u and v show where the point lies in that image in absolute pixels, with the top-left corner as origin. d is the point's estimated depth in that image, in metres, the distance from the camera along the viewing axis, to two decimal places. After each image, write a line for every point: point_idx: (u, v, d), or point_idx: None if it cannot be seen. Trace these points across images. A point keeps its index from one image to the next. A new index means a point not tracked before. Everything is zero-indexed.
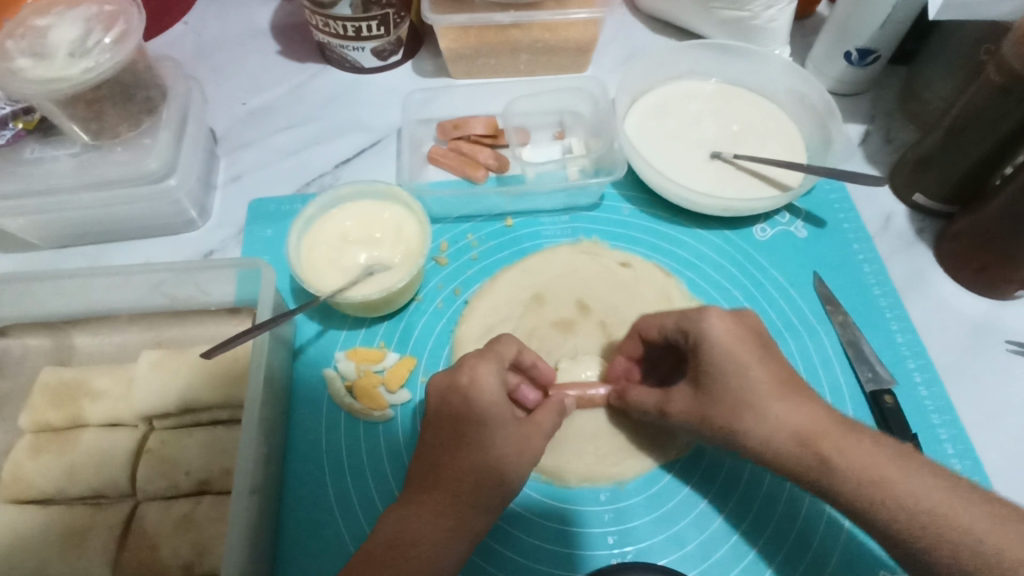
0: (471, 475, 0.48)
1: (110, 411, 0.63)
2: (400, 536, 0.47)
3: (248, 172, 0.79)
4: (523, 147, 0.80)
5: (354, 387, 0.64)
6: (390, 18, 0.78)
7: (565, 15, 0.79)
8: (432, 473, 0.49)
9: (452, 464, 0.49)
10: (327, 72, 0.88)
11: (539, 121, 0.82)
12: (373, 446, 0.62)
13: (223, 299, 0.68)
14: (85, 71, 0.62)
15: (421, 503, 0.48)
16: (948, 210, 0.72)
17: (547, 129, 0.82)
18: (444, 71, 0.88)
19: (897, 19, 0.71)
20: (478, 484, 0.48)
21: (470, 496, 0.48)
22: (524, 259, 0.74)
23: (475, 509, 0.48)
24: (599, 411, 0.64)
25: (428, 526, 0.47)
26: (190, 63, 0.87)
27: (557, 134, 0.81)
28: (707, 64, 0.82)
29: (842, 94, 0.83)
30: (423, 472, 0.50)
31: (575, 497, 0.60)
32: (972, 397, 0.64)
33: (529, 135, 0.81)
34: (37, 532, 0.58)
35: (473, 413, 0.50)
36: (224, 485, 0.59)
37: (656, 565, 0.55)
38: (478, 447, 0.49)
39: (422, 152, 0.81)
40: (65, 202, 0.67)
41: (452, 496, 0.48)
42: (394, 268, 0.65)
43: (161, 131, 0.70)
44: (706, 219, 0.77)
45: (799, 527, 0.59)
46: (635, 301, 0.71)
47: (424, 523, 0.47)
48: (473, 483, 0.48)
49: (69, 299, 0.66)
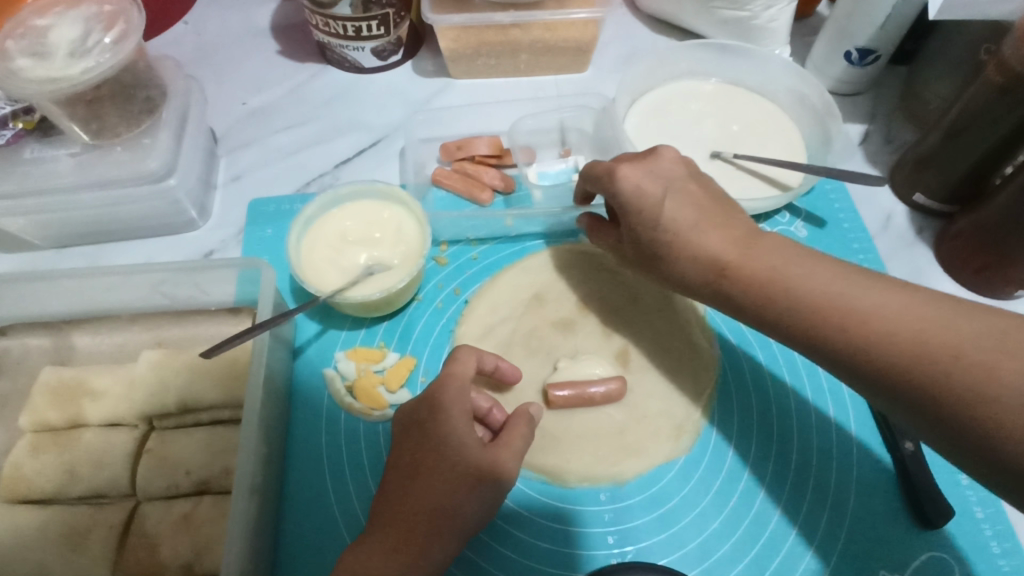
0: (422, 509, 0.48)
1: (110, 411, 0.63)
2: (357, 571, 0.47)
3: (248, 172, 0.79)
4: (529, 167, 0.79)
5: (354, 387, 0.64)
6: (390, 18, 0.78)
7: (565, 15, 0.78)
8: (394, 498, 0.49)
9: (406, 497, 0.49)
10: (327, 71, 0.88)
11: (543, 138, 0.82)
12: (373, 445, 0.62)
13: (223, 299, 0.68)
14: (85, 71, 0.61)
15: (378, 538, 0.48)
16: (948, 210, 0.72)
17: (552, 147, 0.81)
18: (444, 71, 0.88)
19: (897, 20, 0.71)
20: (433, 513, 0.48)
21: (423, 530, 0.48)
22: (524, 259, 0.74)
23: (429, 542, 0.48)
24: (599, 410, 0.64)
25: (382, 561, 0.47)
26: (190, 63, 0.87)
27: (562, 152, 0.81)
28: (707, 64, 0.82)
29: (842, 95, 0.83)
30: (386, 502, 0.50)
31: (575, 497, 0.60)
32: None
33: (536, 152, 0.80)
34: (38, 532, 0.58)
35: (426, 444, 0.50)
36: (224, 485, 0.59)
37: (656, 566, 0.55)
38: (431, 479, 0.49)
39: (426, 173, 0.80)
40: (65, 202, 0.67)
41: (403, 530, 0.48)
42: (394, 268, 0.65)
43: (161, 130, 0.70)
44: None
45: (799, 527, 0.59)
46: (634, 300, 0.71)
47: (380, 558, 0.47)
48: (428, 515, 0.48)
49: (68, 299, 0.66)
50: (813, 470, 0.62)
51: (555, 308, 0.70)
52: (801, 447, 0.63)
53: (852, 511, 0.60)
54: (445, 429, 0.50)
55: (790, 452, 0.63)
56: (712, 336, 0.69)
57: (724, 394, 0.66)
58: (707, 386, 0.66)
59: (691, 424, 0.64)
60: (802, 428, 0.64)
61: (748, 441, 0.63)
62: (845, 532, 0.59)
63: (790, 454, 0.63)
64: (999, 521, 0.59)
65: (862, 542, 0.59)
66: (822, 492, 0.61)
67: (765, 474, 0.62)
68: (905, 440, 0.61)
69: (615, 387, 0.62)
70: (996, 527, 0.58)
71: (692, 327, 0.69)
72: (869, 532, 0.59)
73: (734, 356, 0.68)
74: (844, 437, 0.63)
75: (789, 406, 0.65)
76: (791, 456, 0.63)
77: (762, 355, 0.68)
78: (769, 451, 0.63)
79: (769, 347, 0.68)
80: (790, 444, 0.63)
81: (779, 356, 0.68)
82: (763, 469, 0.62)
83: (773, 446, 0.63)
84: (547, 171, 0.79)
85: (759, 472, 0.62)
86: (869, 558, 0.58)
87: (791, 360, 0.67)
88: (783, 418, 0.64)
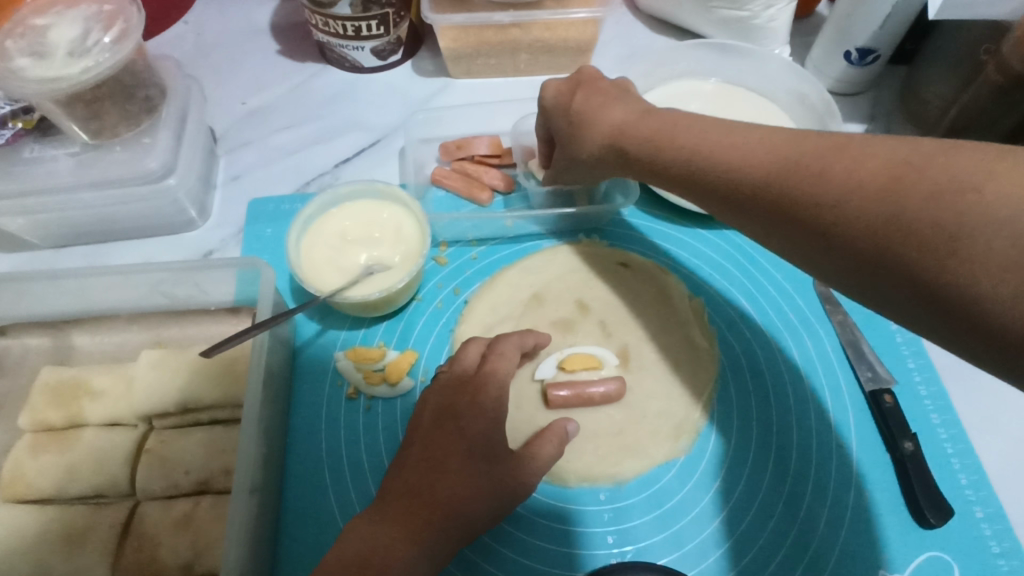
0: (447, 498, 0.47)
1: (109, 411, 0.63)
2: (365, 550, 0.44)
3: (246, 172, 0.79)
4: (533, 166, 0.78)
5: (388, 372, 0.65)
6: (390, 17, 0.78)
7: (565, 14, 0.78)
8: (412, 490, 0.47)
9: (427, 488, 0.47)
10: (327, 71, 0.88)
11: None
12: (390, 424, 0.63)
13: (222, 299, 0.68)
14: (84, 71, 0.61)
15: (389, 519, 0.46)
16: None
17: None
18: (444, 71, 0.88)
19: (897, 20, 0.72)
20: (446, 512, 0.46)
21: (436, 524, 0.46)
22: (524, 259, 0.74)
23: (438, 536, 0.46)
24: (599, 410, 0.64)
25: (408, 544, 0.45)
26: (190, 62, 0.87)
27: None
28: (707, 65, 0.82)
29: (843, 95, 0.83)
30: (396, 493, 0.47)
31: (575, 497, 0.60)
32: (973, 396, 0.65)
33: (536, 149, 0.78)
34: (37, 531, 0.58)
35: (450, 432, 0.50)
36: (224, 485, 0.59)
37: (656, 565, 0.54)
38: (458, 473, 0.48)
39: (426, 173, 0.80)
40: (65, 202, 0.67)
41: (416, 527, 0.45)
42: (394, 268, 0.65)
43: (161, 130, 0.70)
44: (706, 219, 0.77)
45: (792, 540, 0.59)
46: (633, 300, 0.71)
47: (391, 538, 0.45)
48: (442, 510, 0.46)
49: (68, 297, 0.66)
50: (813, 469, 0.62)
51: (554, 308, 0.71)
52: (800, 442, 0.63)
53: (852, 513, 0.60)
54: (467, 419, 0.51)
55: (787, 461, 0.62)
56: (711, 334, 0.69)
57: (723, 392, 0.66)
58: (707, 386, 0.66)
59: (690, 424, 0.64)
60: (801, 440, 0.63)
61: (744, 458, 0.62)
62: (845, 531, 0.59)
63: (788, 454, 0.62)
64: (999, 522, 0.58)
65: (863, 540, 0.58)
66: (822, 491, 0.61)
67: (762, 478, 0.61)
68: (905, 440, 0.61)
69: (615, 387, 0.63)
70: (995, 527, 0.58)
71: (689, 325, 0.70)
72: (870, 530, 0.59)
73: (733, 354, 0.68)
74: (825, 446, 0.63)
75: (786, 411, 0.65)
76: (790, 456, 0.62)
77: (762, 358, 0.68)
78: (767, 454, 0.62)
79: (769, 347, 0.68)
80: (790, 437, 0.63)
81: (779, 357, 0.68)
82: (762, 468, 0.62)
83: (742, 482, 0.61)
84: None
85: (743, 505, 0.60)
86: (870, 558, 0.58)
87: (791, 362, 0.67)
88: (783, 431, 0.64)
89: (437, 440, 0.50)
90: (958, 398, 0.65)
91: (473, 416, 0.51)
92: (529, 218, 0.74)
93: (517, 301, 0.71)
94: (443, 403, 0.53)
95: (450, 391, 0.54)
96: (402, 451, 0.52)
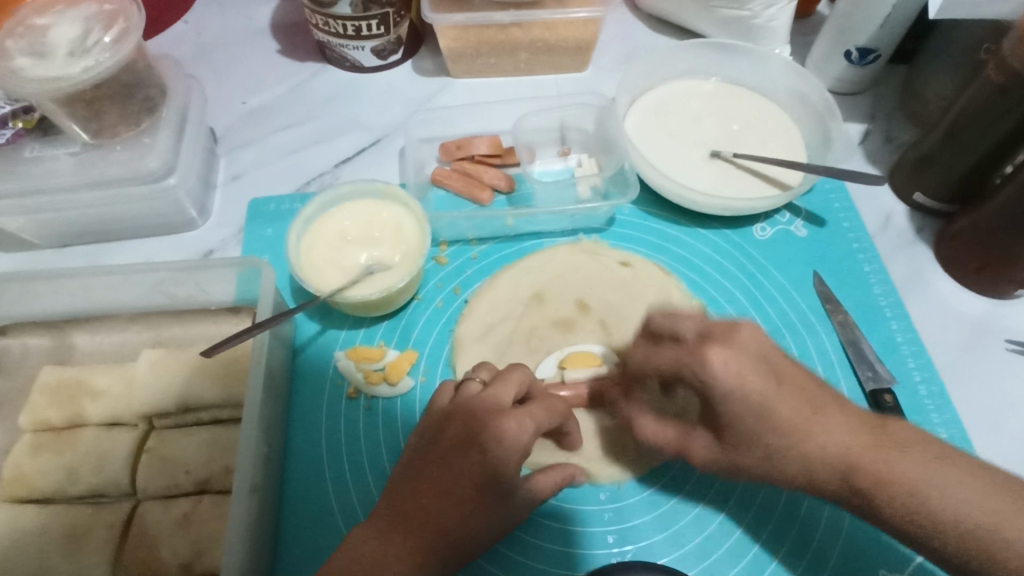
0: (454, 523, 0.48)
1: (110, 410, 0.63)
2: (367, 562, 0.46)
3: (247, 172, 0.79)
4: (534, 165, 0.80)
5: (388, 372, 0.65)
6: (390, 17, 0.78)
7: (565, 14, 0.78)
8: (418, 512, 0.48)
9: (427, 516, 0.48)
10: (327, 71, 0.88)
11: (548, 137, 0.81)
12: (391, 424, 0.63)
13: (223, 299, 0.68)
14: (85, 71, 0.61)
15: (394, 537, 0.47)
16: (948, 209, 0.72)
17: (552, 145, 0.81)
18: (444, 71, 0.88)
19: (897, 20, 0.72)
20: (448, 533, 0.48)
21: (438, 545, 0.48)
22: (524, 259, 0.74)
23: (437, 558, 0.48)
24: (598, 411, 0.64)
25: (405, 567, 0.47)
26: (190, 62, 0.87)
27: (562, 151, 0.81)
28: (707, 64, 0.82)
29: (842, 94, 0.83)
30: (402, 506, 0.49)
31: (575, 497, 0.61)
32: (973, 397, 0.65)
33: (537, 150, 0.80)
34: (37, 532, 0.58)
35: (468, 455, 0.49)
36: (224, 485, 0.59)
37: (657, 565, 0.54)
38: (462, 502, 0.48)
39: (426, 173, 0.80)
40: (66, 202, 0.67)
41: (420, 549, 0.47)
42: (394, 268, 0.65)
43: (161, 130, 0.70)
44: (707, 219, 0.77)
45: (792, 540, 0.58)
46: (634, 300, 0.71)
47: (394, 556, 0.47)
48: (446, 533, 0.48)
49: (70, 297, 0.66)
50: None
51: (555, 308, 0.70)
52: None
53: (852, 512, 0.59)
54: (495, 445, 0.49)
55: None
56: None
57: None
58: None
59: None
60: None
61: None
62: (845, 533, 0.59)
63: None
64: None
65: (863, 541, 0.58)
66: None
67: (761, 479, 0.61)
68: None
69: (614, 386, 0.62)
70: None
71: None
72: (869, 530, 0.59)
73: None
74: None
75: None
76: None
77: None
78: None
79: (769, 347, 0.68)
80: None
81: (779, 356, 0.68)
82: None
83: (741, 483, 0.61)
84: (551, 170, 0.80)
85: (742, 508, 0.60)
86: (868, 559, 0.58)
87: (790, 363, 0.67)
88: None
89: (455, 463, 0.49)
90: (959, 398, 0.65)
91: (496, 449, 0.49)
92: (529, 218, 0.74)
93: (516, 300, 0.71)
94: (467, 420, 0.51)
95: (473, 412, 0.51)
96: (419, 454, 0.51)
